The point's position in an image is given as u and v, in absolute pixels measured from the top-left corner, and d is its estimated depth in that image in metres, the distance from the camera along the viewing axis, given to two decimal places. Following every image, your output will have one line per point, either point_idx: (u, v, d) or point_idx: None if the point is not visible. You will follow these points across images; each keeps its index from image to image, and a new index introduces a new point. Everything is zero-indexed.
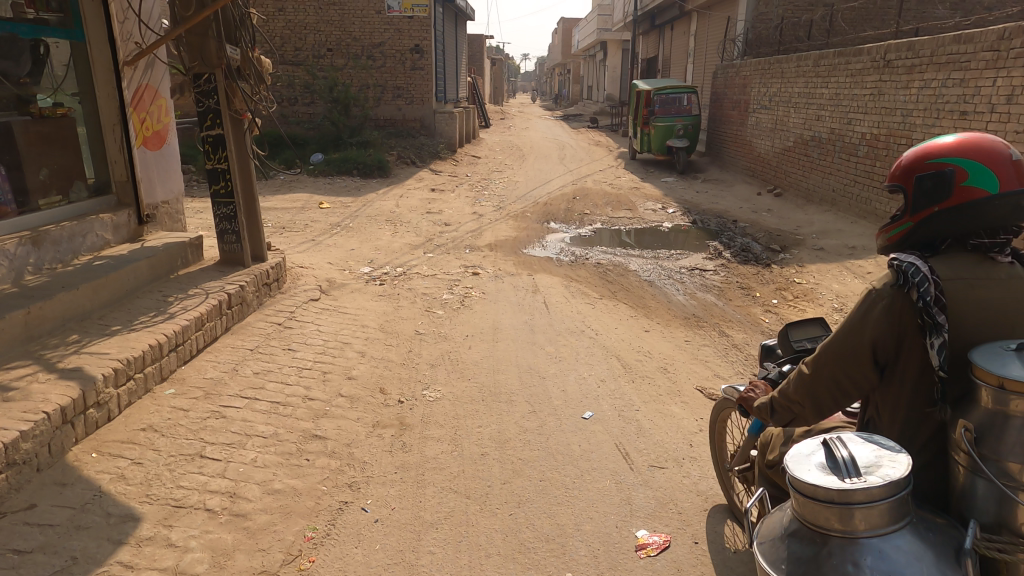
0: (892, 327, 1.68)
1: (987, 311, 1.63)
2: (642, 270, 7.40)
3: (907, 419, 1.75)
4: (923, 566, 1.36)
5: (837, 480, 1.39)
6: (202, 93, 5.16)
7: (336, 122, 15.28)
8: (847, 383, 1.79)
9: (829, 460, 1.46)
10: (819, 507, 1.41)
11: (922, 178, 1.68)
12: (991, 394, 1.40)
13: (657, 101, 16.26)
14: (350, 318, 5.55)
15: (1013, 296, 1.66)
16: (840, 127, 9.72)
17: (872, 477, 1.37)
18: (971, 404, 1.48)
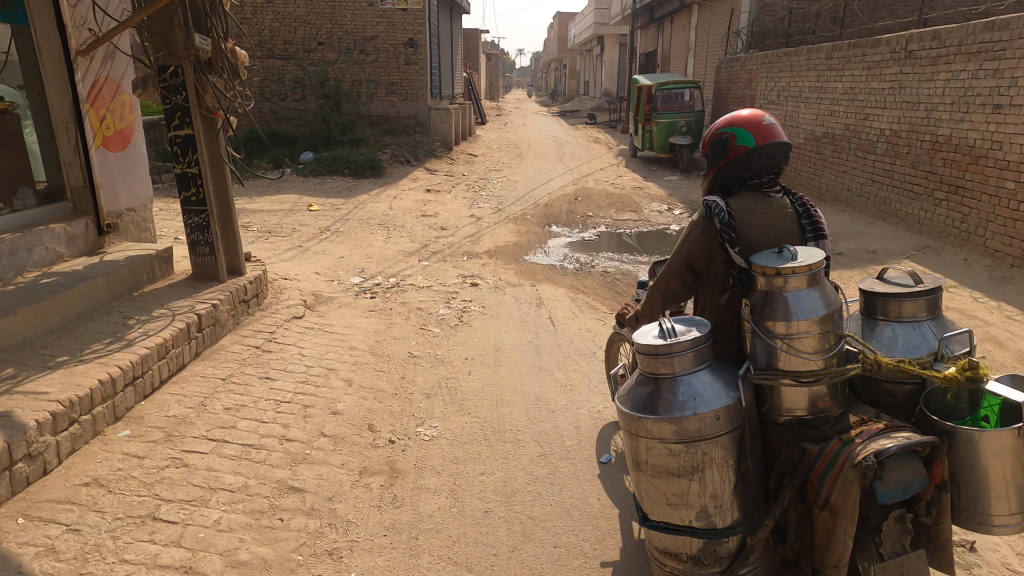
0: (704, 246, 2.63)
1: (761, 230, 2.60)
2: None
3: (718, 307, 2.67)
4: (720, 391, 2.19)
5: (664, 340, 2.20)
6: (169, 89, 4.61)
7: (328, 119, 14.70)
8: (677, 288, 2.74)
9: (661, 331, 2.27)
10: (659, 359, 2.19)
11: (715, 144, 2.66)
12: (763, 279, 2.25)
13: (659, 96, 15.75)
14: (337, 337, 5.04)
15: (772, 218, 2.63)
16: (856, 123, 9.22)
17: (685, 333, 2.22)
18: (752, 287, 2.34)
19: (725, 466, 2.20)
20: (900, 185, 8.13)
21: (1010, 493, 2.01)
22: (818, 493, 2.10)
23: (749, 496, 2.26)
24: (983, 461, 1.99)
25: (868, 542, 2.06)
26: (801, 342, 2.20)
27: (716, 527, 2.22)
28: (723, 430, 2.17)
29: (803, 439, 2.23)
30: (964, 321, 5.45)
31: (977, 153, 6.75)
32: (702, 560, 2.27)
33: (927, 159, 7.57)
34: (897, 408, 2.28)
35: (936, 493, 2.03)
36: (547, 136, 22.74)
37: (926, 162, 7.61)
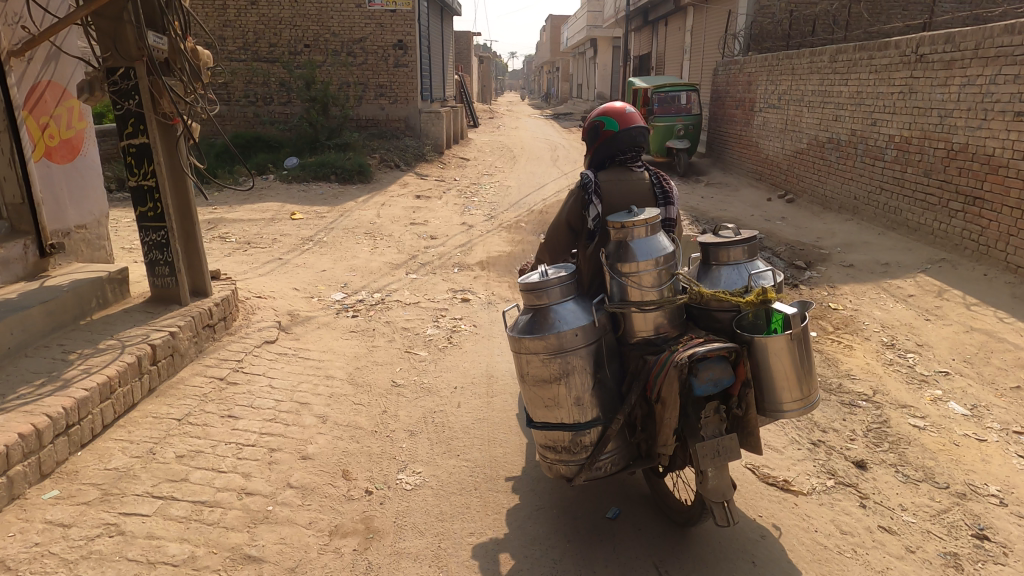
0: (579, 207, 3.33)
1: (622, 196, 3.30)
2: None
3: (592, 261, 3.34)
4: (581, 315, 2.73)
5: (539, 277, 2.74)
6: (120, 93, 4.15)
7: (314, 122, 14.21)
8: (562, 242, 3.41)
9: (539, 273, 2.81)
10: (533, 291, 2.74)
11: (590, 127, 3.36)
12: (615, 230, 2.78)
13: (656, 99, 15.32)
14: (312, 365, 4.58)
15: (634, 185, 3.33)
16: (862, 129, 8.91)
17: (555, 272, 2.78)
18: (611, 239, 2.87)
19: (585, 375, 2.72)
20: (911, 194, 7.81)
21: (797, 387, 2.52)
22: (653, 392, 2.62)
23: (607, 400, 2.80)
24: (774, 362, 2.50)
25: (691, 429, 2.59)
26: (645, 277, 2.69)
27: (580, 425, 2.75)
28: (582, 344, 2.69)
29: (647, 352, 2.74)
30: (992, 342, 5.09)
31: (996, 162, 6.41)
32: (571, 453, 2.80)
33: (941, 167, 7.24)
34: (722, 330, 2.69)
35: (742, 389, 2.54)
36: (541, 140, 22.34)
37: (940, 170, 7.28)
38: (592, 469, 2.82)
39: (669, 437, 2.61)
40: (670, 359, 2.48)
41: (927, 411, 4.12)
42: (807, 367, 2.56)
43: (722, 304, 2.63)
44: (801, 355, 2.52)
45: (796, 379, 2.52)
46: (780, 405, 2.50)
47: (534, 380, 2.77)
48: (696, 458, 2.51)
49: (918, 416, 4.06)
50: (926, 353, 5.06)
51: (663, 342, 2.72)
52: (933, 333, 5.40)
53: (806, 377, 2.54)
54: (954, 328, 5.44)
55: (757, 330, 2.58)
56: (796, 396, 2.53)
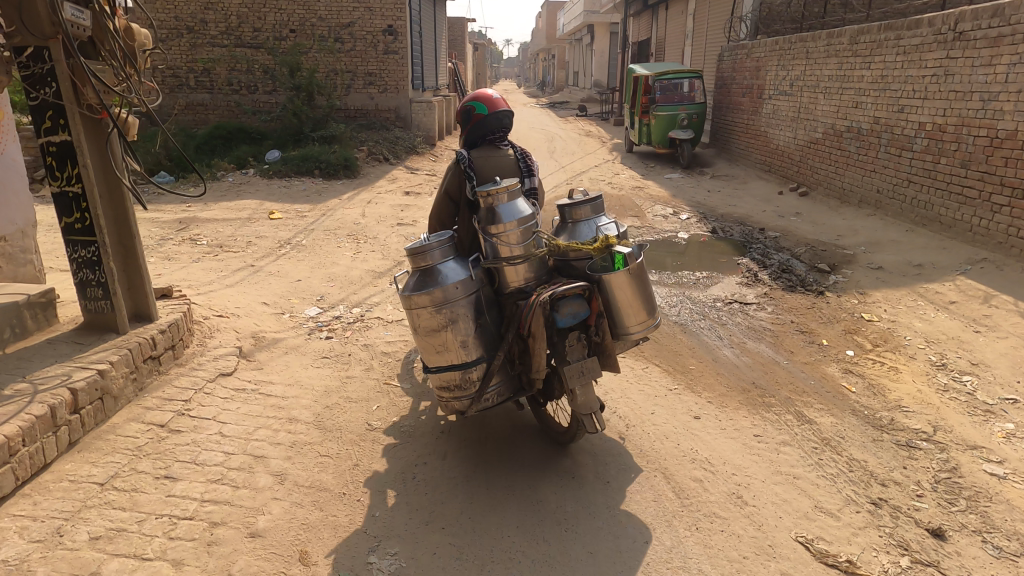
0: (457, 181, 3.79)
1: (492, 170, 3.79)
2: (666, 304, 5.84)
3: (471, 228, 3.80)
4: (461, 273, 3.12)
5: (422, 242, 3.10)
6: (33, 82, 3.43)
7: (298, 112, 13.27)
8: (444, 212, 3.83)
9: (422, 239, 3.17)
10: (416, 254, 3.09)
11: (463, 112, 3.84)
12: (484, 198, 3.20)
13: (657, 87, 14.58)
14: (273, 404, 3.90)
15: (502, 160, 3.84)
16: (887, 116, 8.22)
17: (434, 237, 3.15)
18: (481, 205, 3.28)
19: (468, 322, 3.08)
20: (945, 187, 7.16)
21: (639, 312, 3.10)
22: (525, 329, 3.06)
23: (489, 341, 3.19)
24: (619, 294, 3.07)
25: (558, 356, 3.09)
26: (511, 236, 3.11)
27: (467, 365, 3.09)
28: (463, 295, 3.07)
29: (519, 298, 3.19)
30: None
31: None
32: (461, 390, 3.14)
33: (983, 157, 6.58)
34: (580, 274, 3.19)
35: (597, 319, 3.08)
36: (537, 130, 21.52)
37: (981, 161, 6.62)
38: (480, 400, 3.20)
39: (541, 365, 3.09)
40: (536, 300, 2.96)
41: (1004, 454, 3.49)
42: (646, 296, 3.15)
43: (577, 253, 3.12)
44: (640, 287, 3.10)
45: (639, 307, 3.10)
46: (626, 329, 3.08)
47: (423, 330, 3.12)
48: (565, 378, 3.03)
49: (995, 461, 3.43)
50: (984, 374, 4.43)
51: (532, 289, 3.17)
52: (988, 350, 4.76)
53: (646, 304, 3.13)
54: (1012, 344, 4.80)
55: (604, 271, 3.07)
56: (639, 320, 3.11)
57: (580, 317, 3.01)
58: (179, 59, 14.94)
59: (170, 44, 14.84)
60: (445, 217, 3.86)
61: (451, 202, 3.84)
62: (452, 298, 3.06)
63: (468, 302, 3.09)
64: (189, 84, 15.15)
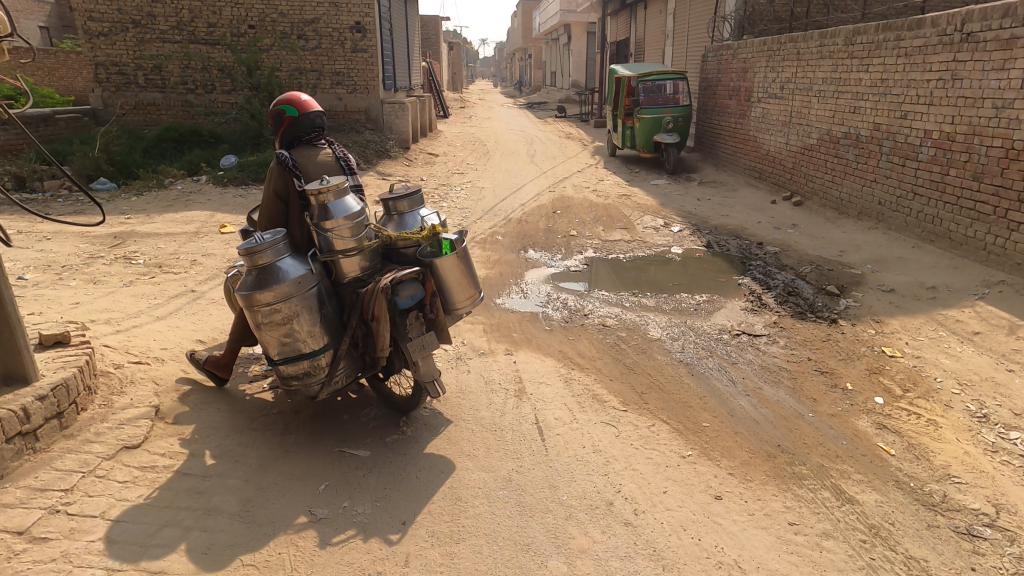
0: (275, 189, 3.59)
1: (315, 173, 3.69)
2: (667, 334, 5.21)
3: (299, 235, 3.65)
4: (301, 269, 3.21)
5: (256, 242, 3.10)
6: None
7: (257, 113, 12.23)
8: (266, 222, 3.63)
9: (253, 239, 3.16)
10: (250, 253, 3.09)
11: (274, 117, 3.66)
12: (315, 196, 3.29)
13: (640, 89, 13.99)
14: (189, 488, 3.08)
15: (324, 163, 3.74)
16: (888, 123, 7.71)
17: (266, 238, 3.15)
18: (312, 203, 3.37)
19: (312, 312, 3.23)
20: (953, 201, 6.67)
21: (465, 289, 3.55)
22: (368, 313, 3.30)
23: (334, 329, 3.36)
24: (447, 274, 3.48)
25: (400, 335, 3.40)
26: (343, 230, 3.31)
27: (315, 353, 3.25)
28: (307, 288, 3.20)
29: (359, 286, 3.40)
30: None
31: None
32: (311, 377, 3.29)
33: (997, 170, 6.09)
34: (411, 259, 3.51)
35: (431, 298, 3.46)
36: (516, 132, 20.80)
37: (995, 174, 6.12)
38: (331, 384, 3.38)
39: (386, 345, 3.37)
40: (377, 286, 3.23)
41: None
42: (471, 274, 3.61)
43: (407, 242, 3.45)
44: (467, 267, 3.55)
45: (466, 286, 3.55)
46: (455, 304, 3.51)
47: (267, 325, 3.18)
48: (409, 354, 3.37)
49: None
50: None
51: (370, 276, 3.42)
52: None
53: (472, 282, 3.60)
54: None
55: (433, 256, 3.46)
56: (467, 296, 3.57)
57: (418, 298, 3.37)
58: (126, 56, 13.79)
59: (114, 40, 13.67)
60: (269, 221, 3.57)
61: (277, 203, 3.53)
62: (296, 292, 3.16)
63: (311, 295, 3.22)
64: (138, 83, 14.02)
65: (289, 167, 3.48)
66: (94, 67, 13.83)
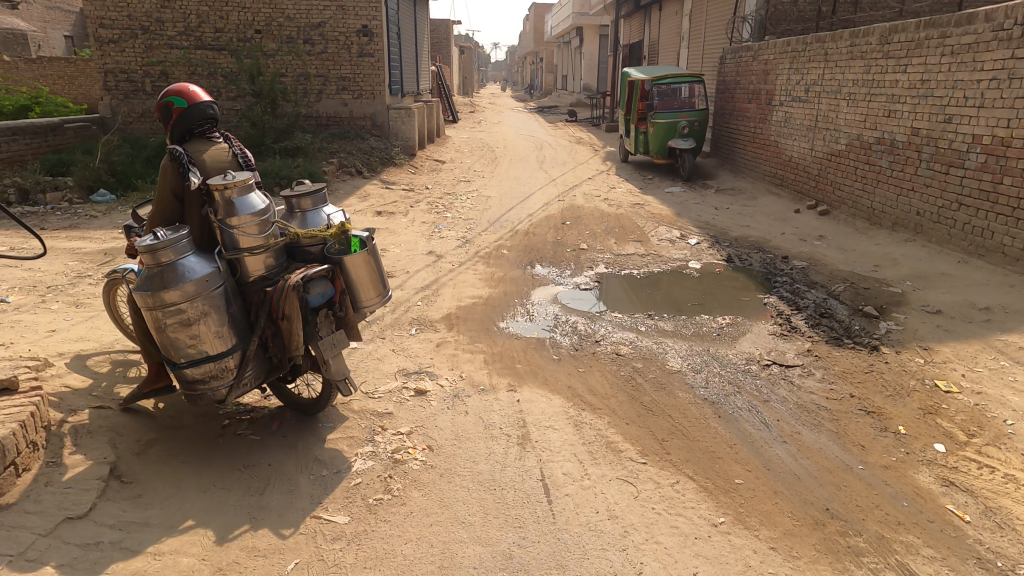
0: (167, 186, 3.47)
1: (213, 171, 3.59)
2: (690, 364, 4.68)
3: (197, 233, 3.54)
4: (205, 268, 3.12)
5: (157, 241, 2.98)
6: None
7: (255, 121, 11.76)
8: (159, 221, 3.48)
9: (152, 237, 3.03)
10: (151, 253, 2.97)
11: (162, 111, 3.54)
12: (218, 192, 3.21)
13: (654, 93, 13.48)
14: (136, 570, 2.61)
15: (220, 158, 3.66)
16: (929, 127, 7.21)
17: (165, 235, 3.03)
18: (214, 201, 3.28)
19: (218, 313, 3.14)
20: (1006, 213, 6.15)
21: (375, 287, 3.55)
22: (278, 312, 3.24)
23: (241, 329, 3.28)
24: (358, 273, 3.47)
25: (311, 334, 3.36)
26: (248, 228, 3.26)
27: (221, 354, 3.16)
28: (213, 288, 3.11)
29: (267, 285, 3.34)
30: None
31: None
32: (218, 380, 3.19)
33: None
34: (319, 258, 3.50)
35: (341, 296, 3.44)
36: (526, 137, 20.32)
37: None
38: (239, 387, 3.29)
39: (297, 344, 3.31)
40: (286, 284, 3.18)
41: None
42: (381, 272, 3.61)
43: (314, 240, 3.42)
44: (377, 265, 3.55)
45: (376, 283, 3.54)
46: (366, 301, 3.51)
47: (169, 328, 3.05)
48: (320, 352, 3.34)
49: None
50: None
51: (278, 276, 3.37)
52: None
53: (382, 280, 3.60)
54: None
55: (341, 254, 3.46)
56: (378, 294, 3.56)
57: (328, 296, 3.34)
58: (133, 62, 13.52)
59: (123, 47, 13.40)
60: (164, 220, 3.49)
61: (172, 201, 3.44)
62: (202, 292, 3.06)
63: (217, 295, 3.13)
64: (144, 90, 13.76)
65: (182, 164, 3.38)
66: (102, 74, 13.57)
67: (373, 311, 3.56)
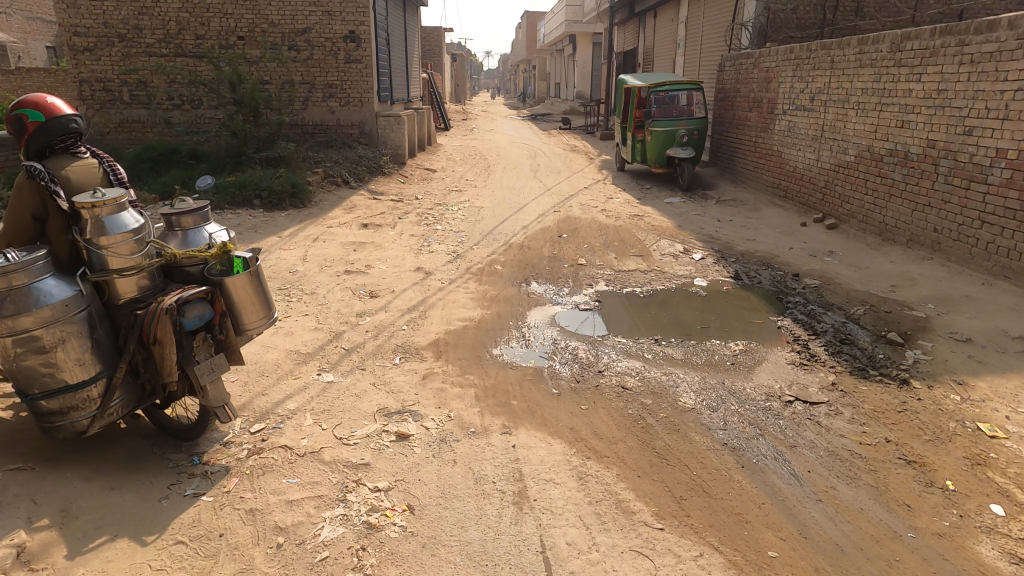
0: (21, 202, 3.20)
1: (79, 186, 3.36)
2: (704, 402, 4.19)
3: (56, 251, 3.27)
4: (66, 290, 2.89)
5: (9, 261, 2.75)
6: None
7: (231, 128, 11.09)
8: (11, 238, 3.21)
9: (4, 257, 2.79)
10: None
11: (14, 122, 3.29)
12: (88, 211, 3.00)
13: (651, 101, 13.06)
14: None
15: (86, 173, 3.43)
16: (948, 140, 6.85)
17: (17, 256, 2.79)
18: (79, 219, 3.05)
19: (80, 338, 2.93)
20: None
21: (259, 309, 3.38)
22: (149, 336, 3.04)
23: (106, 355, 3.06)
24: (240, 294, 3.30)
25: (187, 359, 3.17)
26: (119, 248, 3.05)
27: (82, 383, 2.96)
28: (75, 312, 2.90)
29: (138, 308, 3.13)
30: None
31: None
32: (79, 410, 3.00)
33: None
34: (200, 280, 3.32)
35: (221, 319, 3.25)
36: (519, 145, 19.90)
37: None
38: (103, 416, 3.09)
39: (168, 370, 3.11)
40: (158, 307, 2.99)
41: None
42: (266, 293, 3.46)
43: (192, 261, 3.26)
44: (262, 286, 3.40)
45: (260, 305, 3.39)
46: (249, 324, 3.35)
47: (21, 354, 2.82)
48: (195, 379, 3.13)
49: None
50: None
51: (152, 297, 3.17)
52: None
53: (267, 301, 3.45)
54: None
55: (223, 274, 3.28)
56: (262, 316, 3.41)
57: (206, 319, 3.15)
58: (110, 71, 12.99)
59: (99, 55, 12.87)
60: (14, 237, 3.22)
61: (27, 220, 3.20)
62: (60, 317, 2.84)
63: (79, 319, 2.92)
64: (123, 99, 13.23)
65: (42, 181, 3.15)
66: (77, 83, 13.04)
67: (256, 334, 3.40)
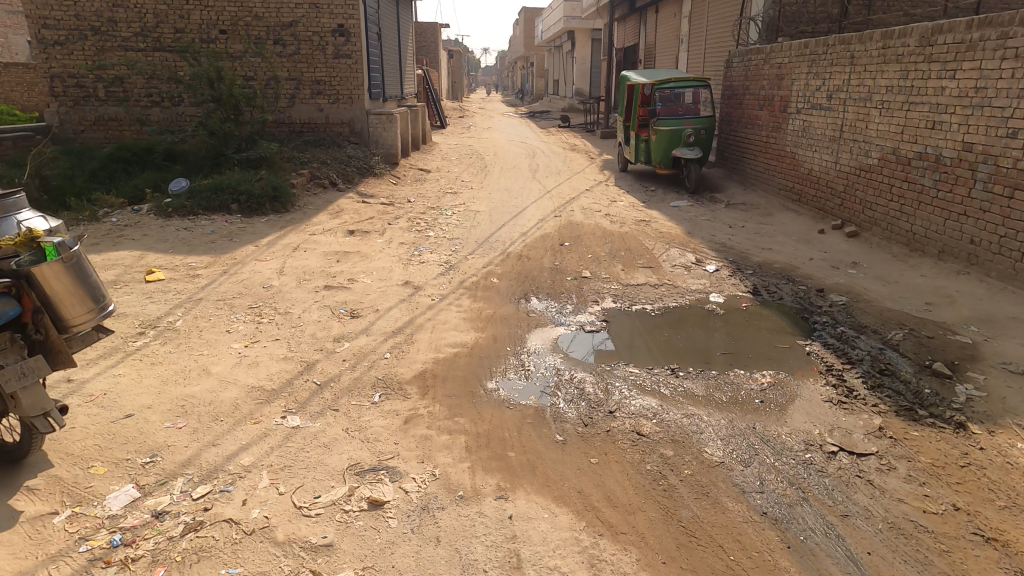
0: None
1: None
2: (737, 456, 3.57)
3: None
4: None
5: None
6: None
7: (207, 127, 10.30)
8: None
9: None
10: None
11: None
12: None
13: (656, 98, 12.35)
14: None
15: None
16: (987, 143, 6.23)
17: None
18: None
19: None
20: None
21: (83, 301, 3.25)
22: None
23: None
24: (56, 286, 3.12)
25: None
26: None
27: None
28: None
29: None
30: None
31: None
32: None
33: None
34: None
35: (34, 315, 3.07)
36: (518, 143, 19.23)
37: None
38: None
39: None
40: None
41: None
42: (91, 283, 3.31)
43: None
44: (84, 276, 3.25)
45: (83, 297, 3.25)
46: (71, 317, 3.21)
47: None
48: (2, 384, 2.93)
49: None
50: None
51: None
52: None
53: (92, 292, 3.31)
54: None
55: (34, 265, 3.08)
56: (88, 309, 3.28)
57: (10, 316, 2.96)
58: (83, 66, 12.28)
59: (71, 49, 12.16)
60: None
61: None
62: None
63: None
64: (100, 96, 12.55)
65: None
66: (48, 79, 12.32)
67: (84, 329, 3.28)
